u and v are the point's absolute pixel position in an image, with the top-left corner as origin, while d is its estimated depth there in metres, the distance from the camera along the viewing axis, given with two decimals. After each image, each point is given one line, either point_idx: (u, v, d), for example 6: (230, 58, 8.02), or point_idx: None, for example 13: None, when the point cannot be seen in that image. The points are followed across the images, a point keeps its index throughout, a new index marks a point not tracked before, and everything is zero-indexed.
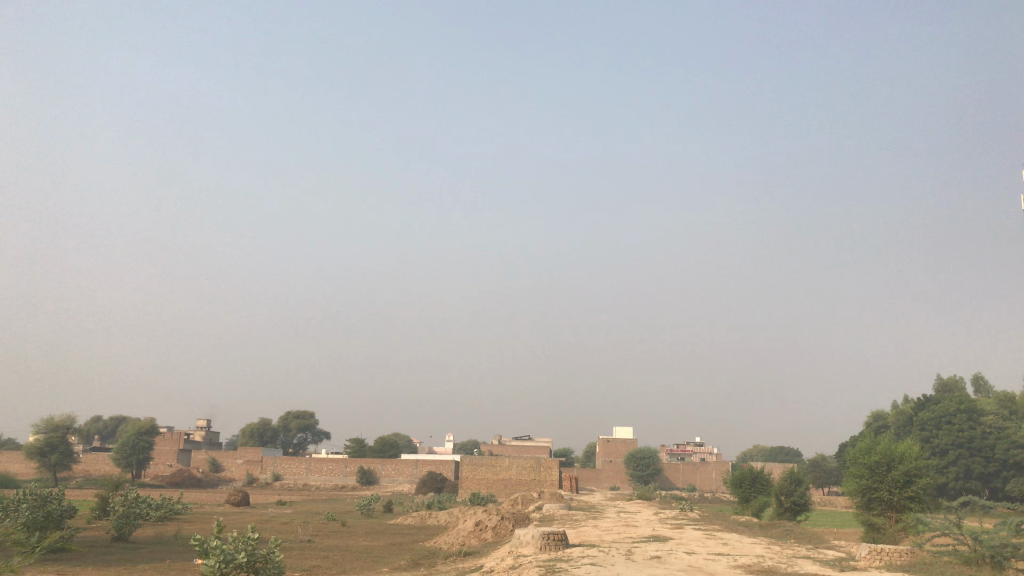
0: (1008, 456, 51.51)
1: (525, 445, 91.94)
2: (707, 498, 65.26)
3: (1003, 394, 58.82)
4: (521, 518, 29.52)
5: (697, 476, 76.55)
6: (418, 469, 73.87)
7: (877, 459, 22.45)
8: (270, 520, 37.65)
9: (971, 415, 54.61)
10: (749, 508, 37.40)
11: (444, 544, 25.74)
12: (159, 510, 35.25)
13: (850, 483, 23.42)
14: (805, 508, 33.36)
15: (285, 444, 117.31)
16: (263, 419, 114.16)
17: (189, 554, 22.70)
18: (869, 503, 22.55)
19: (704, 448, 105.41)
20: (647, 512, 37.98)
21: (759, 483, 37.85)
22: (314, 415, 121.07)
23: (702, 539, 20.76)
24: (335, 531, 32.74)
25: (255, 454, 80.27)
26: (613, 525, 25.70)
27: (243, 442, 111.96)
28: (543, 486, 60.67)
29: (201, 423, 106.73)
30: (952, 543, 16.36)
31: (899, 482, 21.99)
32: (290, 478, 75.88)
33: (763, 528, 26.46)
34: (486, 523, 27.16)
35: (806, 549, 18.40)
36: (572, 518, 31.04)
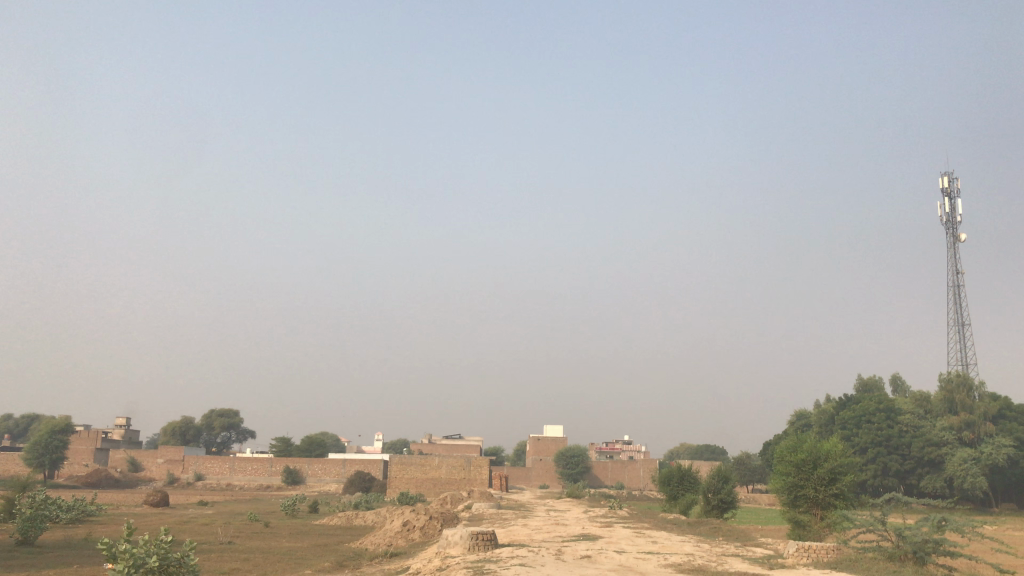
0: (923, 454, 53.39)
1: (455, 444, 91.43)
2: (636, 496, 65.73)
3: (919, 393, 60.33)
4: (449, 517, 29.01)
5: (625, 474, 77.15)
6: (346, 469, 72.72)
7: (804, 457, 22.71)
8: (189, 522, 36.39)
9: (889, 414, 56.29)
10: (677, 505, 37.67)
11: (370, 546, 25.11)
12: (71, 512, 33.68)
13: (776, 480, 23.65)
14: (731, 506, 33.70)
15: (208, 442, 114.32)
16: (186, 417, 111.05)
17: (99, 558, 21.62)
18: (795, 501, 22.78)
19: (633, 447, 106.49)
20: (576, 510, 37.89)
21: (687, 481, 38.19)
22: (239, 413, 118.33)
23: (632, 538, 20.65)
24: (257, 532, 31.77)
25: (177, 454, 77.92)
26: (543, 525, 25.48)
27: (164, 441, 108.73)
28: (473, 485, 60.27)
29: (120, 421, 103.19)
30: (877, 539, 16.52)
31: (824, 479, 22.28)
32: (213, 478, 73.86)
33: (691, 526, 26.56)
34: (414, 523, 26.63)
35: (735, 547, 18.40)
36: (501, 517, 30.77)
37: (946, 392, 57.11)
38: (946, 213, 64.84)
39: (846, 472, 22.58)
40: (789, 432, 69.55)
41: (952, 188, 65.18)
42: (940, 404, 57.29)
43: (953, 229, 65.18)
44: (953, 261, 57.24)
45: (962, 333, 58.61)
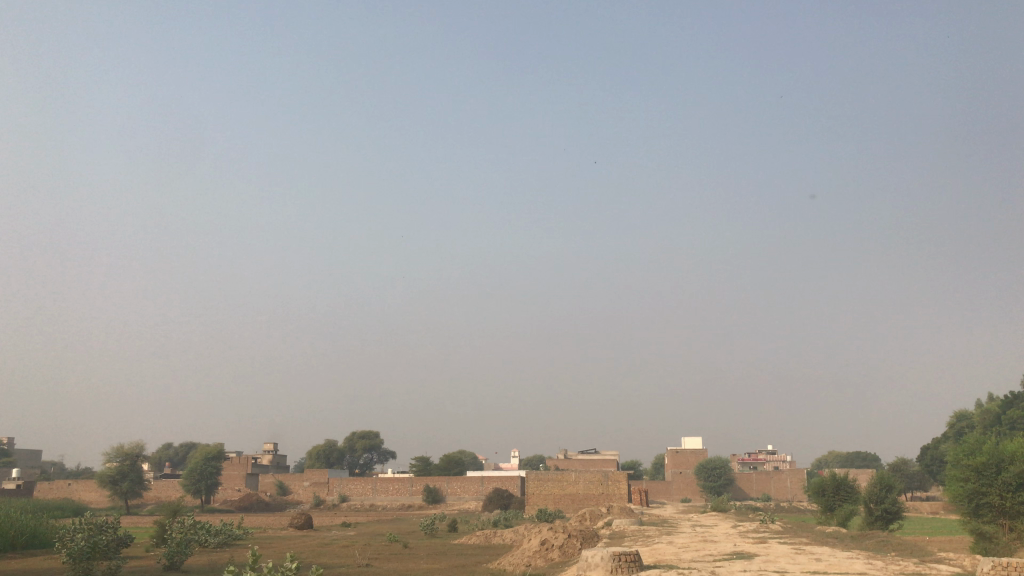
0: None
1: (592, 459, 89.86)
2: (786, 508, 62.28)
3: None
4: (590, 536, 27.54)
5: (771, 485, 73.50)
6: (484, 486, 72.57)
7: (984, 460, 20.18)
8: (331, 544, 36.70)
9: None
10: (834, 518, 34.94)
11: (509, 566, 24.10)
12: (219, 536, 34.47)
13: (952, 488, 21.17)
14: (897, 516, 30.86)
15: (351, 464, 117.21)
16: (329, 440, 114.37)
17: None
18: (977, 510, 20.25)
19: (777, 457, 101.70)
20: (723, 524, 35.67)
21: (843, 490, 35.33)
22: (378, 435, 121.00)
23: (793, 555, 18.65)
24: (395, 553, 31.56)
25: (321, 476, 79.98)
26: (690, 541, 23.61)
27: (310, 464, 112.32)
28: (612, 500, 58.64)
29: (268, 447, 107.27)
30: None
31: (1011, 484, 19.65)
32: (356, 499, 75.20)
33: (855, 540, 24.03)
34: (552, 542, 25.52)
35: (914, 566, 15.90)
36: (645, 534, 29.13)
37: None
38: None
39: None
40: (950, 435, 64.24)
41: None
42: None
43: None
44: None
45: None
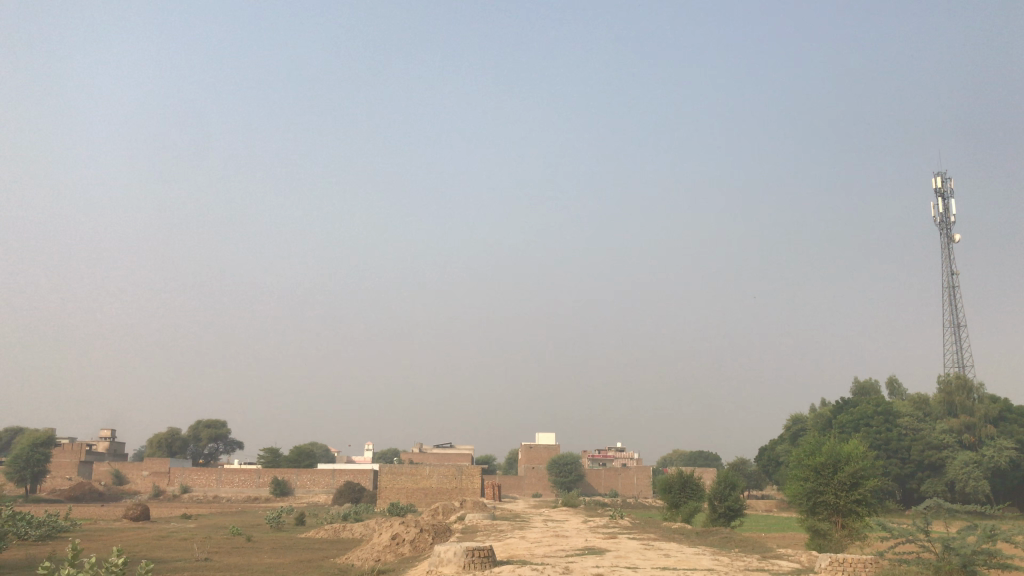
0: (923, 457, 52.22)
1: (447, 453, 89.63)
2: (633, 504, 64.08)
3: (918, 395, 59.43)
4: (442, 530, 27.09)
5: (619, 481, 75.48)
6: (335, 479, 70.98)
7: (823, 460, 21.11)
8: (166, 537, 34.79)
9: (888, 418, 55.14)
10: (679, 514, 35.98)
11: (357, 561, 23.36)
12: (40, 529, 31.83)
13: (792, 486, 22.06)
14: (738, 513, 32.09)
15: (195, 454, 112.16)
16: (172, 428, 108.97)
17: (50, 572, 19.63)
18: (814, 508, 21.16)
19: (625, 454, 104.77)
20: (574, 519, 36.12)
21: (689, 488, 36.44)
22: (226, 424, 116.21)
23: (642, 551, 18.86)
24: (237, 547, 30.10)
25: (162, 466, 76.00)
26: (541, 536, 23.51)
27: (149, 453, 106.63)
28: (465, 494, 58.56)
29: (104, 433, 100.92)
30: (917, 552, 14.45)
31: (845, 484, 20.68)
32: (199, 490, 71.87)
33: (700, 536, 24.68)
34: (403, 536, 24.89)
35: (757, 563, 16.23)
36: (497, 528, 29.00)
37: (944, 396, 56.15)
38: (941, 214, 64.23)
39: (869, 476, 20.93)
40: (785, 437, 67.92)
41: (946, 189, 64.22)
42: (938, 406, 56.72)
43: (948, 229, 65.00)
44: (948, 264, 61.17)
45: (956, 332, 63.17)
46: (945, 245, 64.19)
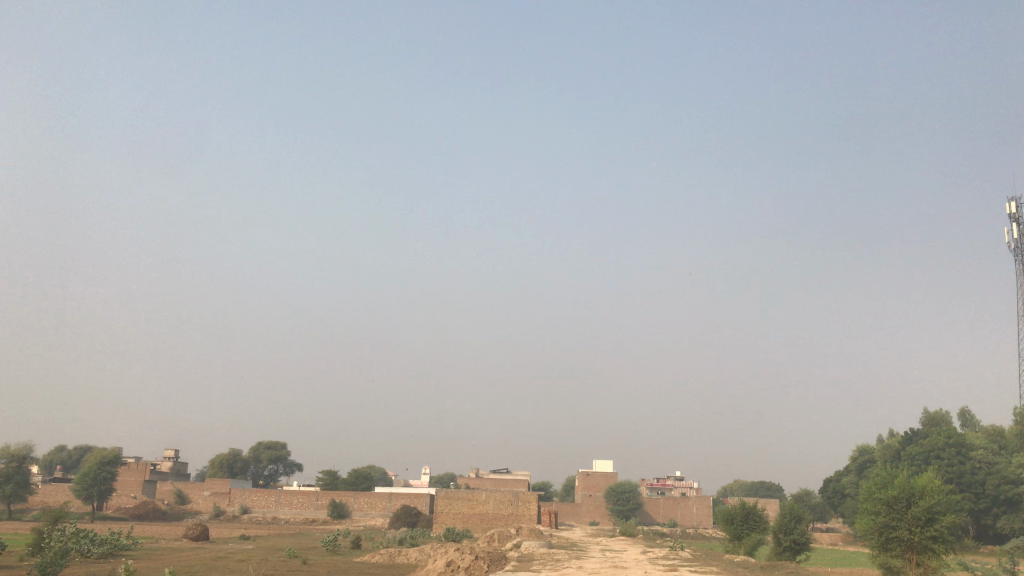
0: (998, 492, 49.71)
1: (503, 479, 89.02)
2: (693, 535, 62.57)
3: (992, 427, 57.18)
4: (498, 558, 26.62)
5: (678, 511, 73.94)
6: (391, 502, 71.00)
7: (895, 493, 20.10)
8: (224, 558, 34.90)
9: (961, 450, 52.81)
10: (742, 547, 34.83)
11: None
12: (103, 547, 32.27)
13: (862, 521, 21.06)
14: (805, 547, 30.90)
15: (255, 475, 113.50)
16: (233, 449, 110.57)
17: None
18: (887, 544, 20.14)
19: (684, 483, 102.77)
20: (632, 550, 35.19)
21: (752, 519, 35.23)
22: (286, 446, 117.58)
23: None
24: (292, 570, 29.97)
25: (223, 486, 76.97)
26: (599, 567, 22.72)
27: (211, 473, 108.22)
28: (521, 521, 57.86)
29: (169, 453, 102.89)
30: None
31: (920, 519, 19.63)
32: (258, 511, 72.51)
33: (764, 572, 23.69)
34: (458, 563, 24.48)
35: None
36: (554, 557, 28.32)
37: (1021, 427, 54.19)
38: (1015, 239, 61.84)
39: (945, 512, 19.85)
40: (851, 468, 65.66)
41: (1021, 213, 61.86)
42: (1013, 439, 54.32)
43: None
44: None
45: None
46: (1021, 272, 61.72)
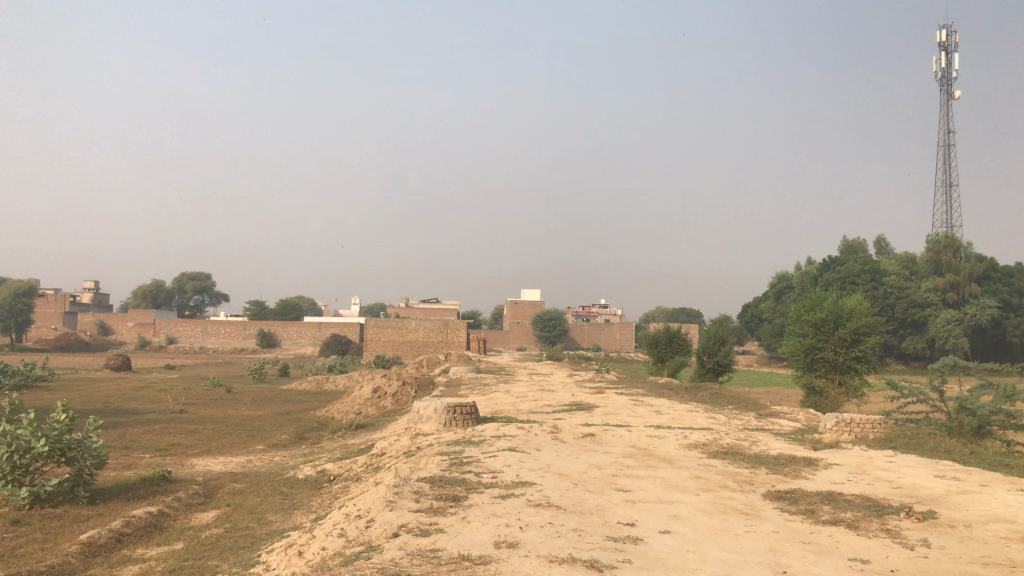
0: (906, 315, 52.06)
1: (433, 308, 89.57)
2: (616, 359, 64.29)
3: (905, 253, 58.52)
4: (425, 384, 26.42)
5: (602, 336, 75.83)
6: (322, 331, 71.12)
7: (823, 316, 20.09)
8: (144, 388, 34.08)
9: (874, 276, 54.48)
10: (665, 368, 35.55)
11: (336, 415, 22.49)
12: (14, 379, 30.94)
13: (790, 342, 21.21)
14: (727, 369, 31.60)
15: (181, 306, 111.94)
16: (156, 280, 108.19)
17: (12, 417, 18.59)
18: (812, 365, 20.38)
19: (609, 310, 105.49)
20: (557, 374, 35.57)
21: (676, 342, 35.73)
22: (211, 276, 115.74)
23: (631, 407, 17.86)
24: (216, 398, 29.32)
25: (147, 317, 75.43)
26: (526, 391, 22.51)
27: (135, 305, 106.16)
28: (451, 347, 58.50)
29: (88, 286, 100.07)
30: (926, 412, 13.53)
31: (846, 340, 19.70)
32: (185, 341, 71.62)
33: (689, 393, 23.87)
34: (385, 389, 24.13)
35: (755, 422, 15.16)
36: (482, 382, 28.26)
37: (931, 254, 55.22)
38: (941, 69, 61.45)
39: (870, 333, 19.98)
40: (770, 294, 67.40)
41: (951, 41, 61.10)
42: (924, 265, 55.76)
43: (949, 85, 62.27)
44: (946, 121, 59.00)
45: (947, 193, 61.80)
46: (945, 102, 61.78)
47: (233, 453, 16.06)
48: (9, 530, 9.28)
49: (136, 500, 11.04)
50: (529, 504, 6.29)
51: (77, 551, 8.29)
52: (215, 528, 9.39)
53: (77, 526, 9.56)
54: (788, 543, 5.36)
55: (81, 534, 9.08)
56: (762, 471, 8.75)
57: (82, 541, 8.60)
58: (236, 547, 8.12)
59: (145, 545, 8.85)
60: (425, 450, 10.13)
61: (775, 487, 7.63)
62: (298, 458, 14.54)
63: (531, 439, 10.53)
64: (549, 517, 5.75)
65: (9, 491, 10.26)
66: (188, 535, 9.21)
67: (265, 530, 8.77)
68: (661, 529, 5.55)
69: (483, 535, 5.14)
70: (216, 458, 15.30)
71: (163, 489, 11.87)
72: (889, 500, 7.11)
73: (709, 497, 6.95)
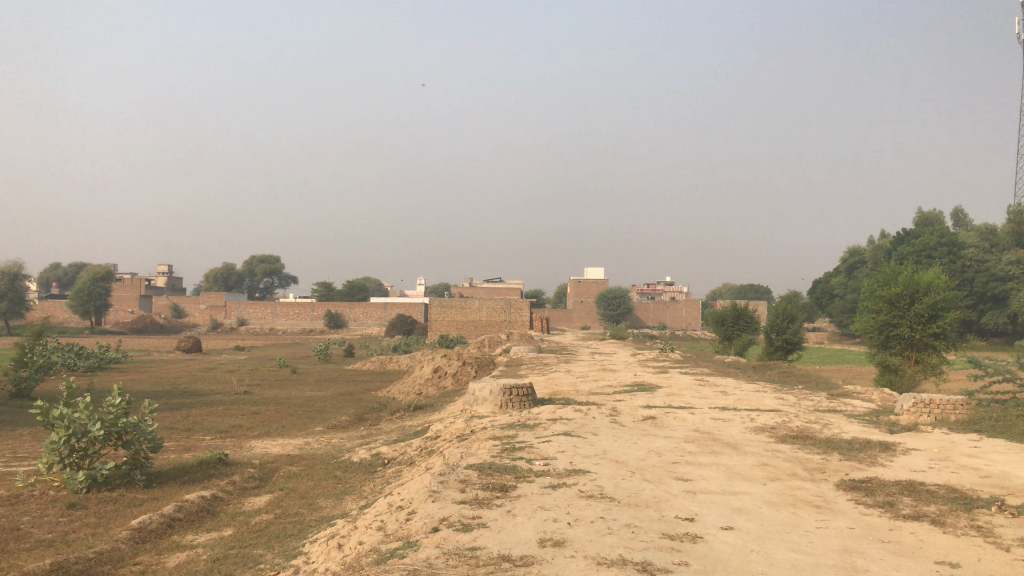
0: (986, 289, 49.90)
1: (496, 287, 89.54)
2: (682, 337, 63.28)
3: (985, 225, 55.99)
4: (486, 363, 26.20)
5: (667, 314, 74.74)
6: (387, 312, 71.73)
7: (898, 291, 19.10)
8: (213, 369, 34.66)
9: (952, 249, 52.22)
10: (732, 346, 34.67)
11: (397, 395, 22.43)
12: (90, 360, 31.76)
13: (863, 319, 20.32)
14: (797, 347, 30.59)
15: (251, 288, 114.29)
16: (227, 263, 110.58)
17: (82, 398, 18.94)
18: (887, 343, 19.47)
19: (675, 288, 104.09)
20: (621, 353, 34.97)
21: (743, 320, 34.77)
22: (280, 260, 117.91)
23: (695, 388, 17.29)
24: (280, 380, 29.60)
25: (218, 300, 77.03)
26: (588, 371, 22.06)
27: (207, 287, 108.70)
28: (514, 326, 58.39)
29: (162, 270, 102.83)
30: (1013, 392, 12.64)
31: (923, 316, 18.72)
32: (255, 322, 72.97)
33: (757, 371, 23.11)
34: (445, 369, 23.97)
35: (827, 402, 14.47)
36: (544, 362, 27.90)
37: (1013, 225, 52.88)
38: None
39: (949, 308, 18.94)
40: (841, 269, 65.32)
41: None
42: (1006, 237, 53.27)
43: None
44: None
45: None
46: None
47: (292, 434, 16.03)
48: (63, 513, 9.28)
49: (190, 484, 10.99)
50: (580, 496, 5.87)
51: (127, 537, 8.19)
52: (266, 514, 9.24)
53: (130, 510, 9.52)
54: (865, 541, 4.85)
55: (133, 519, 9.01)
56: (835, 458, 8.17)
57: (132, 526, 8.51)
58: (282, 536, 7.91)
59: (195, 531, 8.74)
60: (477, 434, 9.80)
61: (850, 476, 7.07)
62: (354, 441, 14.38)
63: (588, 423, 10.10)
64: (601, 511, 5.33)
65: (67, 475, 10.30)
66: (239, 520, 9.07)
67: (314, 517, 8.56)
68: (722, 525, 5.10)
69: (528, 532, 4.76)
70: (275, 439, 15.28)
71: (219, 473, 11.81)
72: (978, 491, 6.49)
73: (776, 487, 6.44)
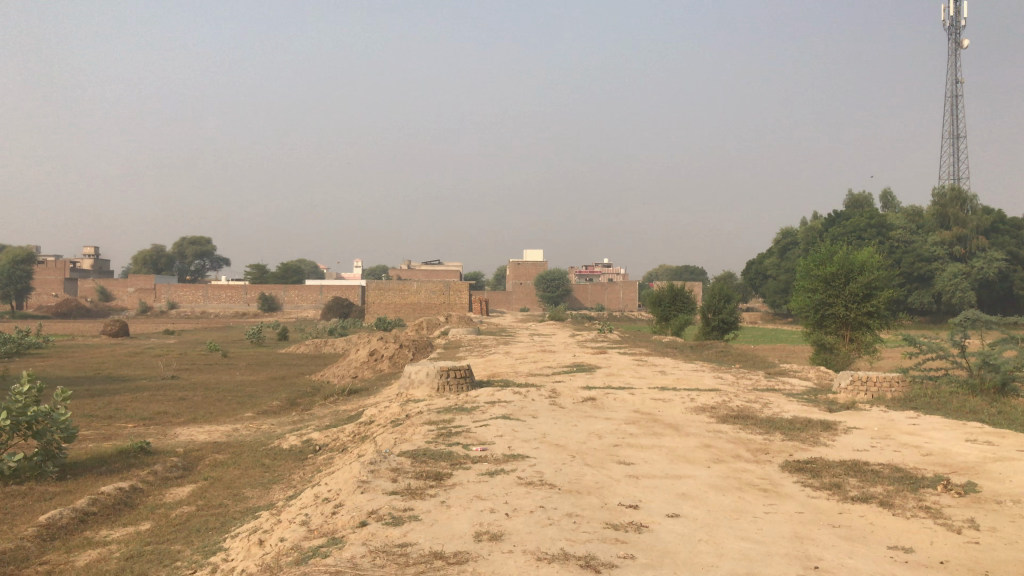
0: (912, 270, 51.21)
1: (434, 269, 88.84)
2: (620, 317, 63.77)
3: (912, 207, 57.42)
4: (423, 346, 25.76)
5: (605, 295, 75.14)
6: (323, 295, 70.56)
7: (834, 270, 19.28)
8: (140, 354, 33.47)
9: (880, 231, 53.37)
10: (669, 327, 34.85)
11: (332, 379, 21.86)
12: (7, 347, 30.32)
13: (799, 298, 20.48)
14: (732, 326, 30.85)
15: (182, 271, 111.34)
16: (156, 245, 107.41)
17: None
18: (822, 321, 19.64)
19: (612, 270, 104.82)
20: (559, 334, 34.84)
21: (680, 300, 34.94)
22: (211, 241, 115.07)
23: (635, 368, 17.17)
24: (211, 364, 28.68)
25: (147, 283, 74.70)
26: (527, 353, 21.75)
27: (136, 270, 105.43)
28: (453, 308, 57.94)
29: (88, 252, 99.35)
30: (946, 369, 12.76)
31: (858, 295, 18.92)
32: (187, 306, 71.00)
33: (695, 351, 23.17)
34: (382, 352, 23.47)
35: (765, 381, 14.48)
36: (482, 344, 27.61)
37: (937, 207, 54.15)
38: (949, 17, 59.94)
39: (883, 287, 19.19)
40: (774, 250, 66.36)
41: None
42: (930, 219, 54.69)
43: (956, 34, 60.75)
44: (954, 71, 57.67)
45: (954, 144, 60.59)
46: (952, 52, 60.35)
47: (220, 421, 15.39)
48: None
49: (107, 475, 10.35)
50: (519, 483, 5.56)
51: (32, 535, 7.61)
52: (187, 506, 8.71)
53: (40, 505, 8.90)
54: (816, 527, 4.64)
55: (42, 514, 8.41)
56: (778, 438, 8.02)
57: (39, 523, 7.92)
58: (204, 530, 7.43)
59: (110, 526, 8.19)
60: (413, 419, 9.42)
61: (794, 457, 6.90)
62: (286, 427, 13.85)
63: (527, 405, 9.81)
64: (541, 500, 5.02)
65: None
66: (158, 513, 8.54)
67: (238, 508, 8.09)
68: (668, 512, 4.83)
69: (462, 525, 4.42)
70: (202, 426, 14.67)
71: (140, 462, 11.20)
72: (923, 470, 6.37)
73: (721, 470, 6.23)
